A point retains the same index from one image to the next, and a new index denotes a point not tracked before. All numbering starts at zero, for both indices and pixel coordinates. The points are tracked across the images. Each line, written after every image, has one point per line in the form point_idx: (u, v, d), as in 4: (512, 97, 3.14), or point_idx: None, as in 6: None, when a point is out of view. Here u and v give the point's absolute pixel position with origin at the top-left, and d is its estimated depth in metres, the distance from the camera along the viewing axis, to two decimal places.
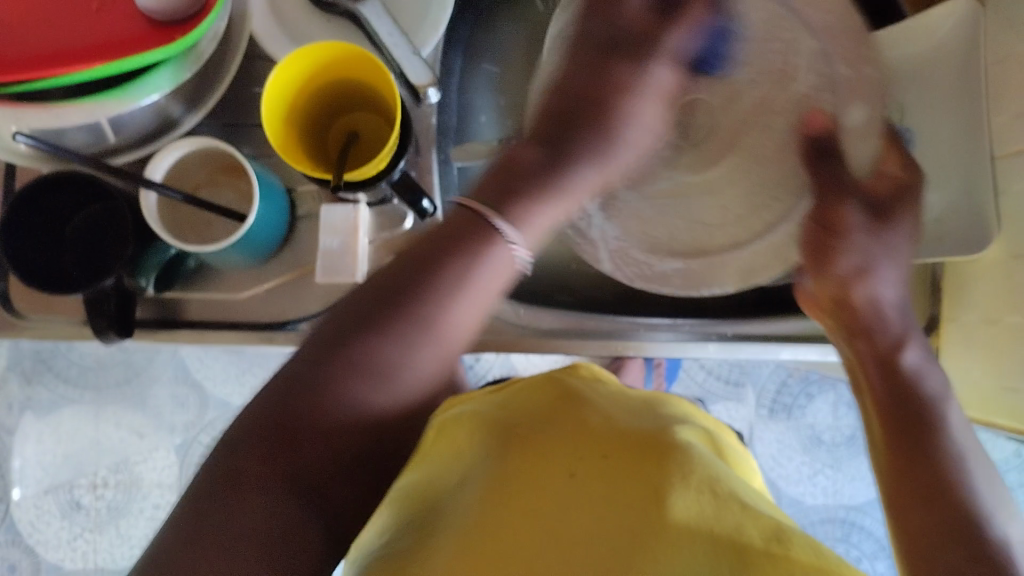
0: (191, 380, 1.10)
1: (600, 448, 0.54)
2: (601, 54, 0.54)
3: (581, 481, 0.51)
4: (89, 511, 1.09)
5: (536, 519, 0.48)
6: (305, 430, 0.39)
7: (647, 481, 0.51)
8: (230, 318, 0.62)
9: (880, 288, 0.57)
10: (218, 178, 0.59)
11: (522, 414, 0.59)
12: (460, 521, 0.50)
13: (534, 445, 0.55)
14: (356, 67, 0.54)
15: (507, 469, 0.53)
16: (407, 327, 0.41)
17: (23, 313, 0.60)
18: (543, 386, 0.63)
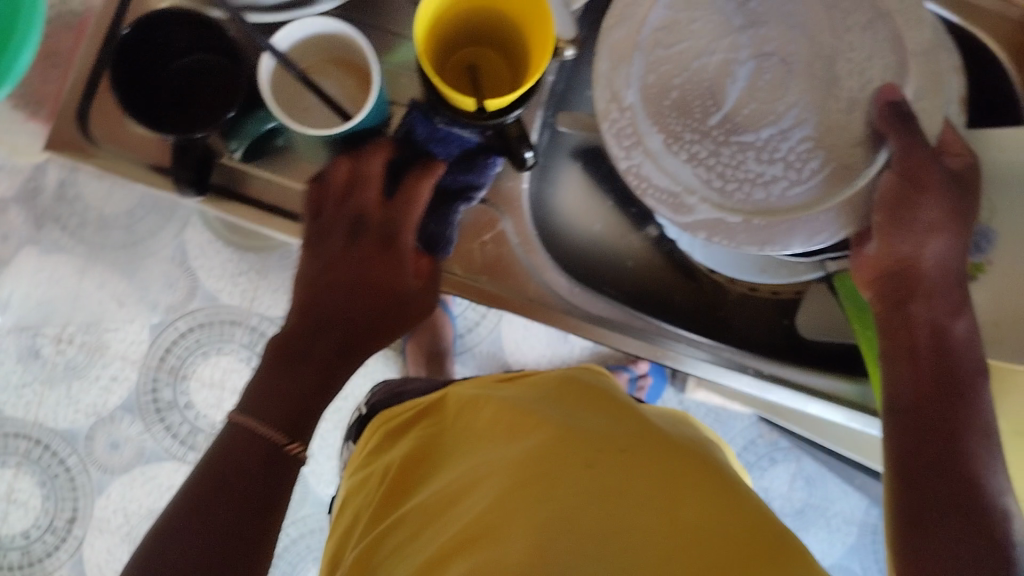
0: (187, 265, 1.05)
1: (616, 444, 0.53)
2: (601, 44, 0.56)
3: (596, 473, 0.50)
4: (46, 362, 1.05)
5: (559, 527, 0.46)
6: (240, 457, 0.48)
7: (668, 492, 0.49)
8: (294, 209, 0.61)
9: (941, 254, 0.53)
10: (330, 68, 0.57)
11: (536, 397, 0.62)
12: (473, 476, 0.53)
13: (532, 409, 0.58)
14: (518, 11, 0.53)
15: (519, 460, 0.53)
16: (267, 375, 0.51)
17: (94, 141, 0.58)
18: (561, 382, 0.65)
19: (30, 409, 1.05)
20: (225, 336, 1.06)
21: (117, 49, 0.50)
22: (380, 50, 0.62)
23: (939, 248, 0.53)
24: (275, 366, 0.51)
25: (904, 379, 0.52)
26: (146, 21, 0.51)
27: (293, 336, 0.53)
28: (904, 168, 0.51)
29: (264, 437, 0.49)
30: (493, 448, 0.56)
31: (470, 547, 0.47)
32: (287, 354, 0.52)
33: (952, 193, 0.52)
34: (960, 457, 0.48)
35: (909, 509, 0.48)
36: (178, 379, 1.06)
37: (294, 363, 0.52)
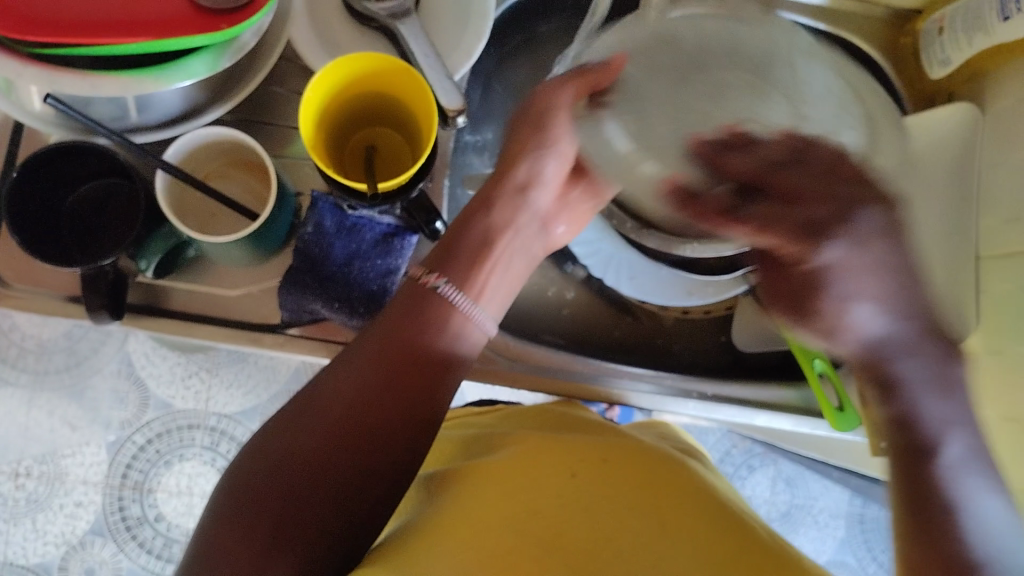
0: (135, 376, 1.04)
1: (598, 453, 0.53)
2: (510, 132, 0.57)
3: (583, 483, 0.50)
4: (6, 500, 1.02)
5: (546, 537, 0.45)
6: (393, 405, 0.49)
7: (665, 500, 0.49)
8: (218, 314, 0.61)
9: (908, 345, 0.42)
10: (229, 171, 0.58)
11: (509, 424, 0.62)
12: (461, 494, 0.51)
13: (516, 435, 0.57)
14: (403, 88, 0.55)
15: (506, 468, 0.52)
16: (380, 334, 0.51)
17: (5, 280, 0.58)
18: (530, 415, 0.63)
19: None
20: (185, 443, 1.04)
21: (10, 194, 0.50)
22: (281, 144, 0.62)
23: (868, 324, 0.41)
24: (400, 315, 0.51)
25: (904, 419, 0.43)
26: (33, 161, 0.51)
27: (435, 262, 0.55)
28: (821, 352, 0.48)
29: (444, 295, 0.52)
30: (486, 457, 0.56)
31: (456, 550, 0.45)
32: (412, 301, 0.52)
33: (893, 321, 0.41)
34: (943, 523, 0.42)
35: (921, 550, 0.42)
36: (144, 494, 1.03)
37: (422, 314, 0.52)
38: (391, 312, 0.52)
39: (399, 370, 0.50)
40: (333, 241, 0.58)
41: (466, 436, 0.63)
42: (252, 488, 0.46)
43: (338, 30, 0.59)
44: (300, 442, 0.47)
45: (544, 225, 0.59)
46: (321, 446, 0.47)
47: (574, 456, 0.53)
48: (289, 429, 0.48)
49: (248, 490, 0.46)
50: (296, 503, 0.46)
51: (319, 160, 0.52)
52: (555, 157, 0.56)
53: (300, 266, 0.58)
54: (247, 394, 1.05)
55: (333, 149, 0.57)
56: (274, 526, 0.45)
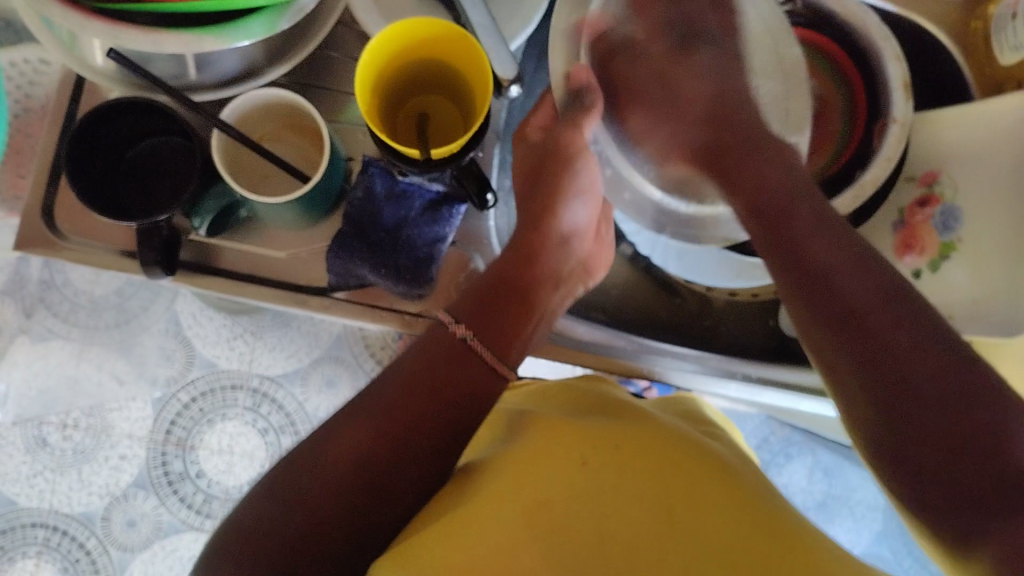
0: (182, 335, 1.07)
1: (615, 441, 0.52)
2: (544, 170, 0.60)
3: (595, 467, 0.50)
4: (54, 450, 1.05)
5: (548, 531, 0.46)
6: (419, 438, 0.49)
7: (693, 493, 0.49)
8: (266, 275, 0.62)
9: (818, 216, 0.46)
10: (282, 134, 0.59)
11: (544, 403, 0.62)
12: (488, 478, 0.52)
13: (538, 417, 0.57)
14: (458, 56, 0.55)
15: (525, 452, 0.52)
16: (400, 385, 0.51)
17: (64, 233, 0.59)
18: (558, 390, 0.64)
19: (44, 497, 1.04)
20: (228, 402, 1.06)
21: (69, 146, 0.51)
22: (334, 108, 0.63)
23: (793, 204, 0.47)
24: (423, 362, 0.52)
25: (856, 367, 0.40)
26: (93, 114, 0.52)
27: (481, 295, 0.55)
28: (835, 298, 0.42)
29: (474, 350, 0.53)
30: (512, 440, 0.56)
31: (470, 536, 0.46)
32: (434, 351, 0.52)
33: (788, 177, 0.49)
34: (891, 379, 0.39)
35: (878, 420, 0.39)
36: (187, 450, 1.05)
37: (450, 359, 0.52)
38: (413, 361, 0.52)
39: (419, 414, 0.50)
40: (382, 205, 0.59)
41: (509, 409, 0.62)
42: (263, 527, 0.46)
43: None
44: (322, 470, 0.47)
45: (585, 270, 0.62)
46: (335, 483, 0.47)
47: (590, 436, 0.53)
48: (314, 456, 0.48)
49: (271, 511, 0.46)
50: (313, 537, 0.46)
51: (372, 126, 0.52)
52: (583, 202, 0.60)
53: (348, 231, 0.59)
54: (290, 357, 1.07)
55: (387, 115, 0.58)
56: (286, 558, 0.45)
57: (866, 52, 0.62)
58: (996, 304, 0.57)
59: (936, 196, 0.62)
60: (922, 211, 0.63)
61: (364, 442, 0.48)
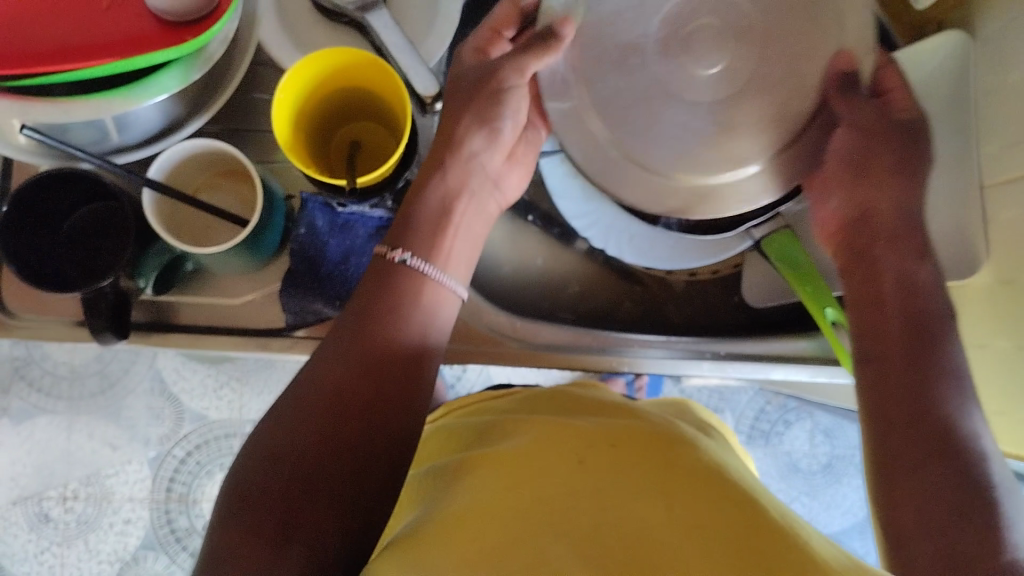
0: (169, 393, 1.06)
1: (603, 439, 0.54)
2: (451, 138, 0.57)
3: (590, 465, 0.51)
4: (57, 524, 1.04)
5: (553, 518, 0.46)
6: (386, 368, 0.49)
7: (677, 474, 0.50)
8: (224, 323, 0.62)
9: (903, 283, 0.51)
10: (218, 182, 0.59)
11: (522, 408, 0.62)
12: (484, 473, 0.52)
13: (532, 420, 0.58)
14: (375, 78, 0.55)
15: (515, 454, 0.53)
16: (344, 342, 0.49)
17: (15, 313, 0.59)
18: (543, 398, 0.64)
19: (56, 571, 1.04)
20: (224, 451, 1.06)
21: (4, 228, 0.51)
22: (268, 149, 0.62)
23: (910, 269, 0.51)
24: (371, 293, 0.51)
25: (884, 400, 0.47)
26: (23, 192, 0.51)
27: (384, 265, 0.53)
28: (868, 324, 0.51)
29: (414, 267, 0.52)
30: (498, 443, 0.56)
31: (463, 529, 0.47)
32: (379, 285, 0.51)
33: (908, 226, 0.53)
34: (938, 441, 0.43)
35: (886, 427, 0.46)
36: (190, 505, 1.05)
37: (397, 287, 0.51)
38: (363, 291, 0.51)
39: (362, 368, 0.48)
40: (326, 240, 0.58)
41: (477, 421, 0.63)
42: (247, 504, 0.44)
43: (308, 27, 0.59)
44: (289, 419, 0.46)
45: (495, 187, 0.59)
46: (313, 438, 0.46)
47: (584, 437, 0.54)
48: (285, 407, 0.47)
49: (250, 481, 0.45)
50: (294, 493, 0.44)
51: (299, 164, 0.52)
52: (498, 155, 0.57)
53: (298, 269, 0.59)
54: (277, 399, 1.06)
55: (317, 146, 0.58)
56: (285, 515, 0.43)
57: None
58: (949, 248, 0.57)
59: None
60: None
61: (323, 391, 0.47)
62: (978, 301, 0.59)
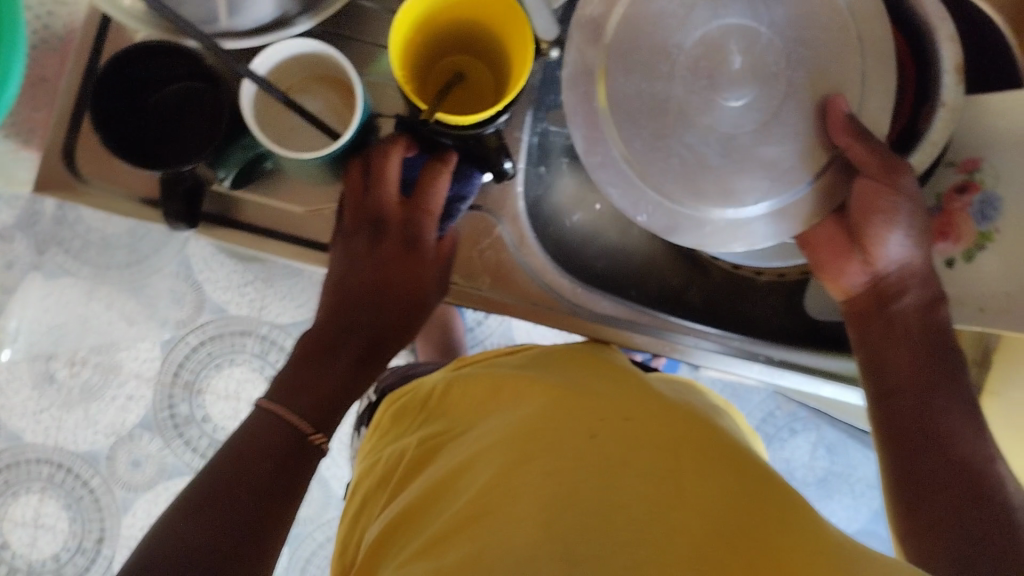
0: (192, 279, 1.05)
1: (619, 413, 0.53)
2: (394, 237, 0.56)
3: (603, 441, 0.50)
4: (62, 387, 1.04)
5: (568, 503, 0.45)
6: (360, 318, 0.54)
7: (682, 461, 0.49)
8: (286, 230, 0.61)
9: (925, 304, 0.53)
10: (312, 86, 0.57)
11: (537, 366, 0.62)
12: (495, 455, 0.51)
13: (536, 389, 0.57)
14: (501, 24, 0.53)
15: (522, 430, 0.52)
16: (330, 339, 0.53)
17: (86, 178, 0.58)
18: (564, 356, 0.64)
19: (49, 433, 1.04)
20: (236, 347, 1.06)
21: (94, 87, 0.50)
22: (362, 62, 0.61)
23: (915, 300, 0.54)
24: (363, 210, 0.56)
25: (903, 429, 0.50)
26: (120, 57, 0.50)
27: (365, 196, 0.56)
28: (889, 376, 0.53)
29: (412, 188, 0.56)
30: (507, 414, 0.56)
31: (481, 518, 0.46)
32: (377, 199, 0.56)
33: (931, 276, 0.54)
34: (934, 414, 0.50)
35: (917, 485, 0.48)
36: (194, 394, 1.05)
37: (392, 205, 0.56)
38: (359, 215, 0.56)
39: (344, 360, 0.52)
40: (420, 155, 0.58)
41: (487, 375, 0.62)
42: (215, 501, 0.45)
43: None
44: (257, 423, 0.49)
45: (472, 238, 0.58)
46: (280, 437, 0.49)
47: (588, 411, 0.53)
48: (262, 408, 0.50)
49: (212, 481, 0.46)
50: (249, 486, 0.46)
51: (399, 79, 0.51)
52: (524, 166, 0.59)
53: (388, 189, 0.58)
54: (300, 307, 1.07)
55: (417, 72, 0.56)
56: (246, 507, 0.46)
57: (919, 35, 0.59)
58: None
59: (976, 184, 0.60)
60: (960, 198, 0.61)
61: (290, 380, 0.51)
62: None
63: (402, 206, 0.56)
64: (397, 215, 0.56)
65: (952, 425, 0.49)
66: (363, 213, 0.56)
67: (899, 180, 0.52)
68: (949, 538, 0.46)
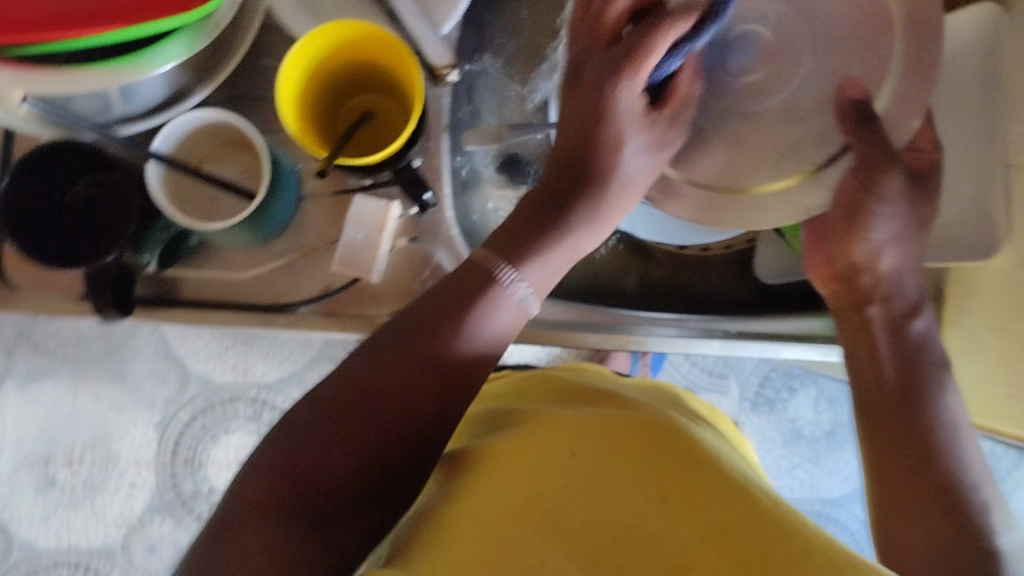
0: (174, 356, 1.04)
1: (596, 430, 0.52)
2: (436, 313, 0.48)
3: (585, 454, 0.50)
4: (64, 487, 1.05)
5: (550, 522, 0.46)
6: (382, 425, 0.46)
7: (662, 459, 0.49)
8: (229, 298, 0.61)
9: (920, 322, 0.54)
10: (226, 153, 0.57)
11: (530, 394, 0.63)
12: (484, 477, 0.51)
13: (526, 412, 0.58)
14: (386, 58, 0.53)
15: (513, 448, 0.53)
16: (410, 426, 0.47)
17: (17, 285, 0.58)
18: (549, 380, 0.64)
19: (62, 536, 1.05)
20: (229, 415, 1.05)
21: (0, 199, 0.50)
22: (271, 118, 0.61)
23: (888, 311, 0.54)
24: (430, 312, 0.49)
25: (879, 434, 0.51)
26: (23, 164, 0.50)
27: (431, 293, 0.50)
28: (874, 382, 0.53)
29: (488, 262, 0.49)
30: (499, 435, 0.56)
31: (465, 540, 0.47)
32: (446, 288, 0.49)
33: (907, 287, 0.55)
34: (908, 420, 0.50)
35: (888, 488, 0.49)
36: (196, 469, 1.05)
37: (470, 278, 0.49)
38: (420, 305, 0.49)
39: (346, 470, 0.45)
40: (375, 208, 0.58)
41: (481, 409, 0.63)
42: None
43: None
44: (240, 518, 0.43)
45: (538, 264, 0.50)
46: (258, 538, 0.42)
47: (573, 426, 0.53)
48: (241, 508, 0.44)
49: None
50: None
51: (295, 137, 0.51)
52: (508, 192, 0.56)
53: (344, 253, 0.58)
54: (284, 362, 1.04)
55: (319, 121, 0.56)
56: None
57: None
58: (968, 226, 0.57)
59: None
60: None
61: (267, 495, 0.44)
62: (993, 282, 0.59)
63: (456, 277, 0.50)
64: (453, 289, 0.49)
65: (925, 419, 0.50)
66: (421, 301, 0.49)
67: (877, 179, 0.50)
68: (912, 529, 0.46)
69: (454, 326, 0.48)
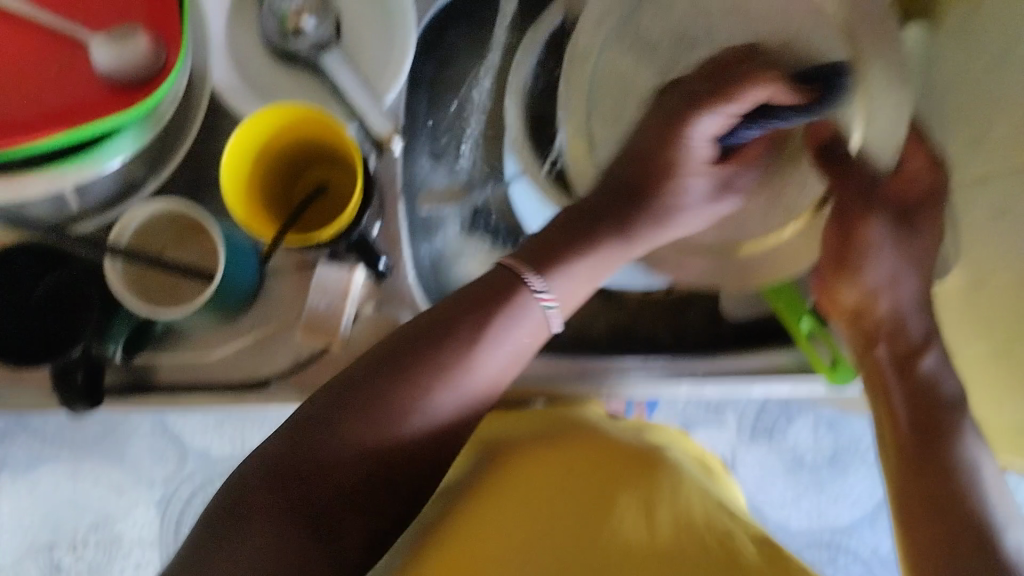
0: (170, 432, 1.04)
1: (585, 463, 0.54)
2: (400, 372, 0.49)
3: (571, 492, 0.52)
4: (70, 572, 1.04)
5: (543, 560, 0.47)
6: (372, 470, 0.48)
7: (642, 500, 0.51)
8: (200, 379, 0.61)
9: (939, 361, 0.53)
10: (183, 238, 0.58)
11: (511, 418, 0.61)
12: (468, 522, 0.52)
13: (511, 446, 0.57)
14: (333, 136, 0.55)
15: (499, 490, 0.53)
16: (439, 420, 0.50)
17: None
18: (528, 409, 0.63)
19: None
20: None
21: None
22: None
23: (892, 352, 0.54)
24: (391, 347, 0.50)
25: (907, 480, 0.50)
26: None
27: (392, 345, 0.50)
28: (901, 413, 0.52)
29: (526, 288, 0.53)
30: (482, 473, 0.56)
31: None
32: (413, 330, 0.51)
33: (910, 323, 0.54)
34: (927, 456, 0.49)
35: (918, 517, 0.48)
36: None
37: (434, 328, 0.51)
38: (385, 350, 0.51)
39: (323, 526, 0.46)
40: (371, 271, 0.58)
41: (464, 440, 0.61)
42: None
43: (265, 76, 0.59)
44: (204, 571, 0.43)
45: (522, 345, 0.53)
46: None
47: (558, 460, 0.54)
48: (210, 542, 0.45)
49: None
50: None
51: (241, 215, 0.53)
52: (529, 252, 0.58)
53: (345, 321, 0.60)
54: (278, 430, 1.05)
55: (270, 196, 0.58)
56: None
57: None
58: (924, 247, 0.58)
59: None
60: None
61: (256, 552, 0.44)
62: (956, 301, 0.60)
63: (460, 293, 0.52)
64: (451, 309, 0.52)
65: (944, 452, 0.49)
66: (374, 361, 0.50)
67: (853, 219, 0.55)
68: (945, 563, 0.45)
69: (418, 387, 0.49)
